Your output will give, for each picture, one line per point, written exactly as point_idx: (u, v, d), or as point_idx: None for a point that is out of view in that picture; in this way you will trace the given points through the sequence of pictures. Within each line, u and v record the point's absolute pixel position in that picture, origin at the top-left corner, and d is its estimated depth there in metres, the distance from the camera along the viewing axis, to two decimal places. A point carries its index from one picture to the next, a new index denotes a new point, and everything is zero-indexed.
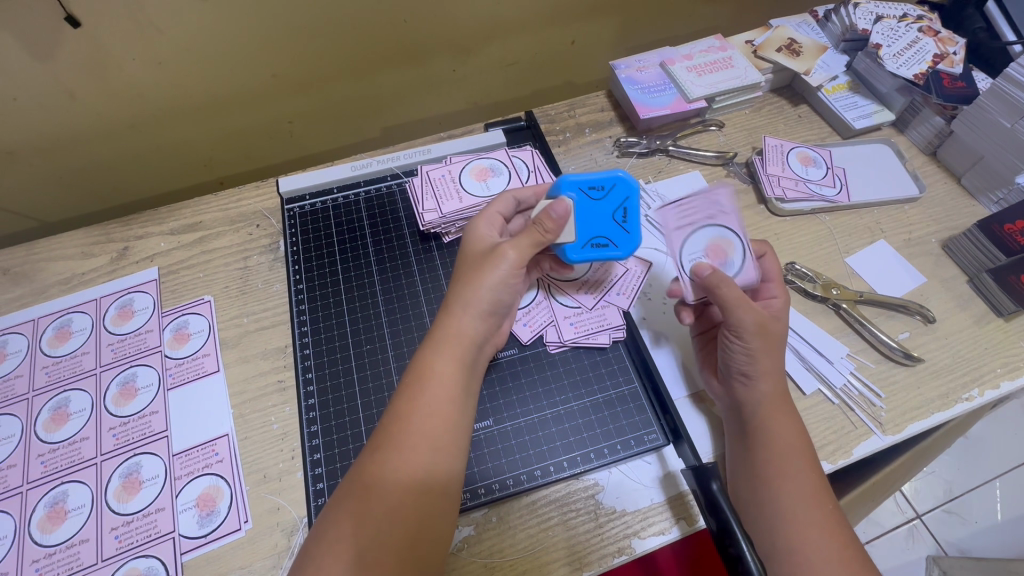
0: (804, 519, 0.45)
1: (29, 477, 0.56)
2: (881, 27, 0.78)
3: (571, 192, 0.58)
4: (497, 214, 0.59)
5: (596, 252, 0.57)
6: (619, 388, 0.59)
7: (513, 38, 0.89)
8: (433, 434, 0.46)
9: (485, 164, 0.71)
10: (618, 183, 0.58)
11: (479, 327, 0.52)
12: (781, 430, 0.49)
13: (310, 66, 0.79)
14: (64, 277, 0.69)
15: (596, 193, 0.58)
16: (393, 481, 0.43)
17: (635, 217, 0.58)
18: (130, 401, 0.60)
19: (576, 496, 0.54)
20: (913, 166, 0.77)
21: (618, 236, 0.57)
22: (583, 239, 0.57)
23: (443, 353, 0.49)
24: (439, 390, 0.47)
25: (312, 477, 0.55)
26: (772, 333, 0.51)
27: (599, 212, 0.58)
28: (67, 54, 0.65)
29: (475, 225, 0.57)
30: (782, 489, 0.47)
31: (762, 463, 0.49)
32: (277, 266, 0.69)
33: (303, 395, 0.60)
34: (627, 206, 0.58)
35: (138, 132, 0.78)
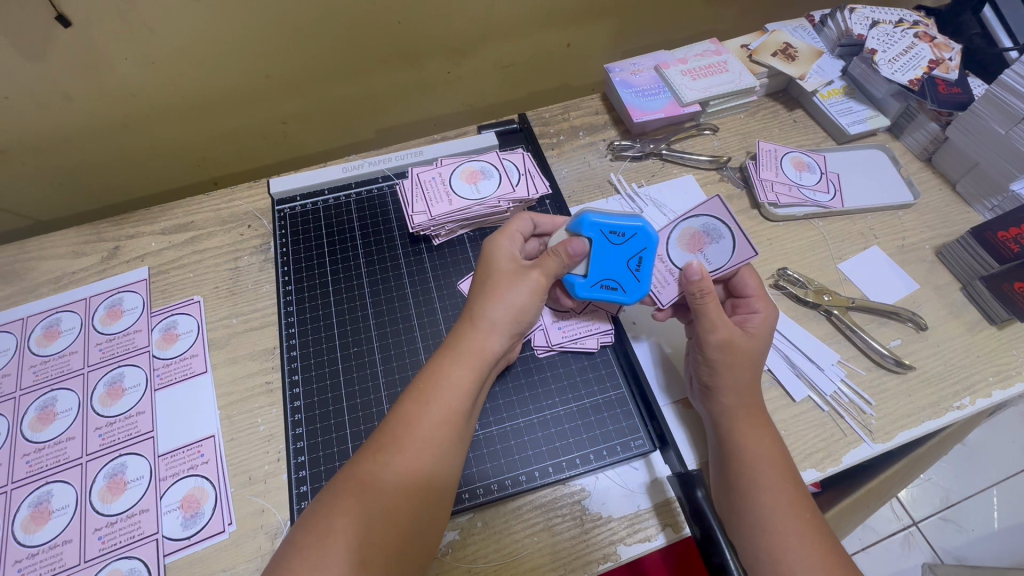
0: (784, 530, 0.44)
1: (14, 477, 0.56)
2: (877, 32, 0.78)
3: (591, 232, 0.55)
4: (518, 233, 0.58)
5: (601, 292, 0.57)
6: (606, 393, 0.58)
7: (508, 41, 0.89)
8: (434, 437, 0.45)
9: (476, 165, 0.71)
10: (642, 232, 0.56)
11: (504, 344, 0.52)
12: (759, 441, 0.49)
13: (304, 67, 0.79)
14: (55, 275, 0.69)
15: (617, 238, 0.56)
16: (392, 482, 0.43)
17: (648, 268, 0.57)
18: (117, 401, 0.60)
19: (561, 502, 0.54)
20: (908, 172, 0.77)
21: (628, 282, 0.57)
22: (594, 278, 0.57)
23: (460, 363, 0.49)
24: (450, 398, 0.47)
25: (295, 480, 0.55)
26: (745, 344, 0.51)
27: (615, 256, 0.56)
28: (59, 53, 0.65)
29: (496, 242, 0.56)
30: (757, 500, 0.46)
31: (731, 472, 0.48)
32: (267, 267, 0.69)
33: (289, 397, 0.60)
34: (643, 256, 0.57)
35: (130, 132, 0.78)
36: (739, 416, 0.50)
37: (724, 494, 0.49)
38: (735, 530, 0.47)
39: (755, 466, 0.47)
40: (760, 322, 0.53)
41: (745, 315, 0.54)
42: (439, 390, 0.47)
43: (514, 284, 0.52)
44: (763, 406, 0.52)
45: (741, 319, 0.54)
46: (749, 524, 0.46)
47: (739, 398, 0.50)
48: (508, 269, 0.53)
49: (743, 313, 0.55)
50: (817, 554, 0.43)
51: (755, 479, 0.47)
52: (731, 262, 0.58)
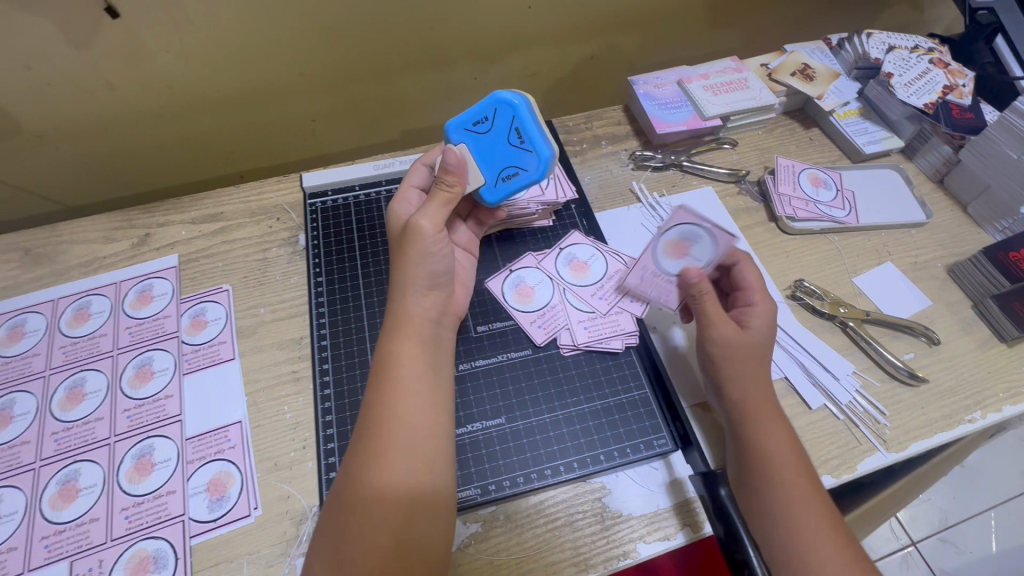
0: (806, 518, 0.45)
1: (42, 454, 0.56)
2: (893, 57, 0.81)
3: (462, 136, 0.61)
4: (412, 188, 0.62)
5: (509, 182, 0.59)
6: (630, 393, 0.58)
7: (533, 50, 0.91)
8: (411, 415, 0.48)
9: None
10: (499, 106, 0.59)
11: (428, 303, 0.54)
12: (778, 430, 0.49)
13: (336, 66, 0.81)
14: (86, 259, 0.70)
15: (482, 127, 0.60)
16: (391, 464, 0.46)
17: (527, 133, 0.58)
18: (145, 384, 0.61)
19: (583, 498, 0.54)
20: (921, 192, 0.79)
21: (522, 159, 0.59)
22: (492, 176, 0.60)
23: (401, 339, 0.52)
24: (412, 373, 0.50)
25: (326, 466, 0.56)
26: (749, 338, 0.53)
27: (492, 142, 0.60)
28: (103, 43, 0.67)
29: (394, 208, 0.61)
30: (780, 486, 0.47)
31: (748, 461, 0.49)
32: (296, 259, 0.71)
33: (319, 385, 0.60)
34: (517, 125, 0.59)
35: (163, 123, 0.80)
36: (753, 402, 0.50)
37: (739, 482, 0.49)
38: (755, 520, 0.47)
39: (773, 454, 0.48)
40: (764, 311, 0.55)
41: (743, 308, 0.56)
42: (398, 374, 0.50)
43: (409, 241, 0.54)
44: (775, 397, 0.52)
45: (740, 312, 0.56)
46: (770, 511, 0.46)
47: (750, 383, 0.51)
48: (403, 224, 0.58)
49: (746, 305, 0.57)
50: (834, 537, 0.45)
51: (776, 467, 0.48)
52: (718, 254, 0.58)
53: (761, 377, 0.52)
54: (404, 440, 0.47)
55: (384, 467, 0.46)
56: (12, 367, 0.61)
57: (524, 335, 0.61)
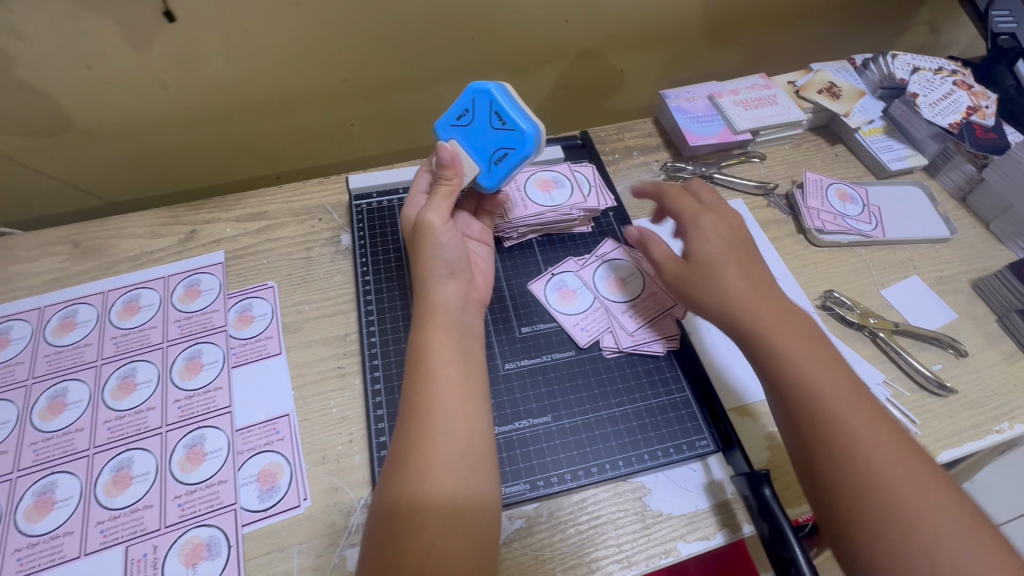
0: (880, 452, 0.43)
1: (96, 441, 0.57)
2: (918, 77, 0.83)
3: (451, 132, 0.62)
4: (419, 192, 0.63)
5: (503, 161, 0.58)
6: (671, 395, 0.59)
7: (567, 63, 0.94)
8: (453, 395, 0.50)
9: (548, 175, 0.74)
10: (477, 95, 0.60)
11: (454, 293, 0.56)
12: (822, 367, 0.48)
13: (379, 73, 0.84)
14: (134, 253, 0.72)
15: (466, 118, 0.61)
16: (441, 441, 0.47)
17: (506, 113, 0.58)
18: (195, 376, 0.62)
19: (624, 497, 0.55)
20: (945, 209, 0.81)
21: (509, 138, 0.58)
22: (485, 162, 0.59)
23: (427, 324, 0.53)
24: (449, 355, 0.52)
25: (378, 458, 0.57)
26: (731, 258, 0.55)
27: (478, 130, 0.60)
28: (162, 45, 0.69)
29: (405, 212, 0.63)
30: (842, 422, 0.44)
31: (799, 409, 0.46)
32: (339, 259, 0.73)
33: (369, 377, 0.62)
34: (496, 109, 0.59)
35: (209, 123, 0.82)
36: (786, 342, 0.49)
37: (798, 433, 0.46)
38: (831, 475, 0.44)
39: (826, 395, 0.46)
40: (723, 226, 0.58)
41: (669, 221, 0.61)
42: (438, 356, 0.51)
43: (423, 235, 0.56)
44: (793, 313, 0.52)
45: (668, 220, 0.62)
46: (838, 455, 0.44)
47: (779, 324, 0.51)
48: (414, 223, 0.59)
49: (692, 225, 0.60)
50: (918, 467, 0.42)
51: (830, 406, 0.45)
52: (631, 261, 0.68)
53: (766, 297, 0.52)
54: (449, 419, 0.48)
55: (431, 444, 0.47)
56: (64, 357, 0.63)
57: (567, 337, 0.62)
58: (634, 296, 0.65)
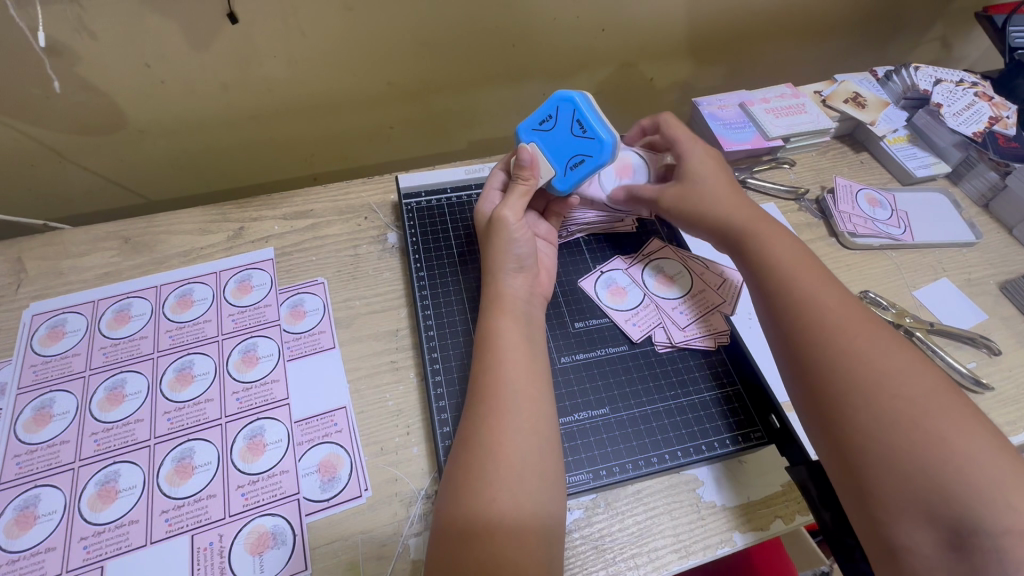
0: (916, 402, 0.45)
1: (157, 432, 0.58)
2: (941, 88, 0.87)
3: (532, 136, 0.65)
4: (494, 188, 0.66)
5: (577, 167, 0.62)
6: (723, 388, 0.61)
7: (601, 71, 0.96)
8: (518, 378, 0.52)
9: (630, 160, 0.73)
10: (561, 103, 0.63)
11: (519, 286, 0.59)
12: (849, 329, 0.51)
13: (422, 78, 0.86)
14: (184, 249, 0.73)
15: (548, 124, 0.64)
16: (508, 422, 0.49)
17: (588, 123, 0.61)
18: (251, 368, 0.63)
19: (680, 488, 0.56)
20: (969, 215, 0.84)
21: (587, 146, 0.61)
22: (562, 166, 0.63)
23: (493, 310, 0.56)
24: (513, 342, 0.54)
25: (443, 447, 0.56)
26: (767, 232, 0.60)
27: (559, 136, 0.63)
28: (221, 46, 0.71)
29: (479, 207, 0.65)
30: (886, 377, 0.46)
31: (841, 363, 0.48)
32: (386, 257, 0.74)
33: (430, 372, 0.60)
34: (578, 117, 0.62)
35: (256, 124, 0.84)
36: (811, 310, 0.53)
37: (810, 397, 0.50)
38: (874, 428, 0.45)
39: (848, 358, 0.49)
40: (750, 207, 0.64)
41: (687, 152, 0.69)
42: (504, 343, 0.54)
43: (499, 230, 0.59)
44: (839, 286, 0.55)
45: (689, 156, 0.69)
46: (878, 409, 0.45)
47: (808, 292, 0.54)
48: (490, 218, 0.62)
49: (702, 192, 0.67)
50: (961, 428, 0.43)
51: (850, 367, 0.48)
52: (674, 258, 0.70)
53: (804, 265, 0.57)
54: (518, 402, 0.50)
55: (500, 422, 0.48)
56: (120, 349, 0.63)
57: (620, 332, 0.64)
58: (682, 295, 0.67)
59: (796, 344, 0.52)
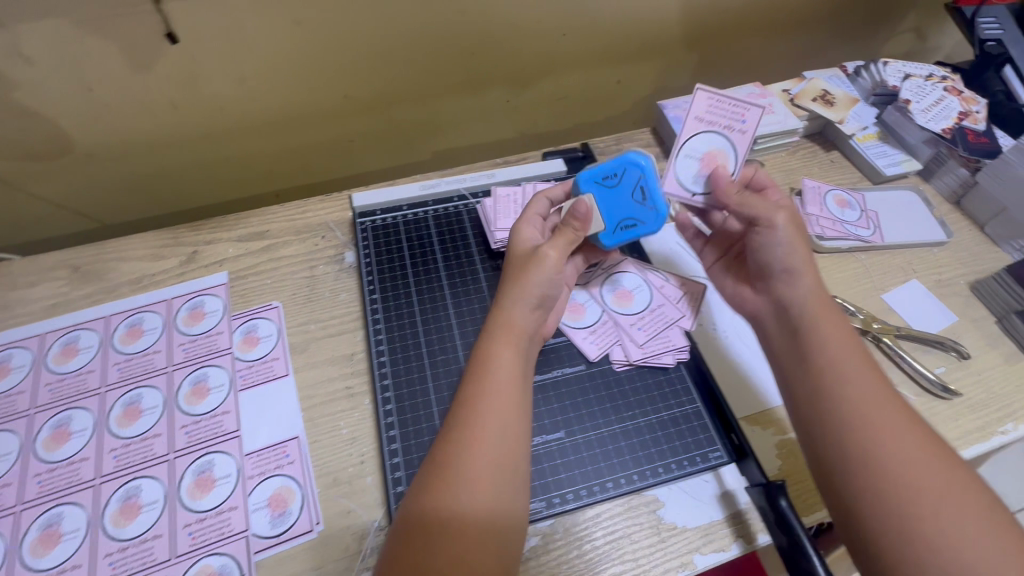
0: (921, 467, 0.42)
1: (102, 471, 0.56)
2: (910, 84, 0.85)
3: (590, 187, 0.62)
4: (536, 215, 0.63)
5: (626, 233, 0.61)
6: (683, 407, 0.59)
7: (566, 75, 0.94)
8: (506, 404, 0.49)
9: (718, 145, 0.64)
10: (630, 165, 0.60)
11: (529, 318, 0.56)
12: (852, 375, 0.47)
13: (378, 91, 0.84)
14: (136, 276, 0.71)
15: (610, 182, 0.61)
16: (489, 451, 0.47)
17: (653, 192, 0.60)
18: (202, 400, 0.61)
19: (638, 511, 0.55)
20: (940, 213, 0.83)
21: (644, 213, 0.61)
22: (613, 225, 0.62)
23: (498, 341, 0.53)
24: (508, 366, 0.52)
25: (392, 480, 0.55)
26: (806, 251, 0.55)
27: (618, 197, 0.61)
28: (162, 67, 0.69)
29: (518, 229, 0.61)
30: (889, 436, 0.43)
31: (847, 416, 0.45)
32: (343, 277, 0.72)
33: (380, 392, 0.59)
34: (643, 184, 0.60)
35: (209, 143, 0.82)
36: (821, 355, 0.49)
37: (803, 444, 0.48)
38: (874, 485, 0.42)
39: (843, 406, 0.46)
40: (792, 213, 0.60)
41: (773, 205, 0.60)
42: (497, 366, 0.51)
43: (531, 264, 0.56)
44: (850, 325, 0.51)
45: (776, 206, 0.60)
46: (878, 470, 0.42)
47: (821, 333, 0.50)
48: (529, 250, 0.59)
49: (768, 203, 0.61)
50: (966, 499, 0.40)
51: (843, 416, 0.45)
52: (633, 271, 0.68)
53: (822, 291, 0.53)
54: (505, 432, 0.48)
55: (481, 452, 0.46)
56: (67, 384, 0.62)
57: (578, 351, 0.62)
58: (641, 309, 0.65)
59: (796, 386, 0.50)
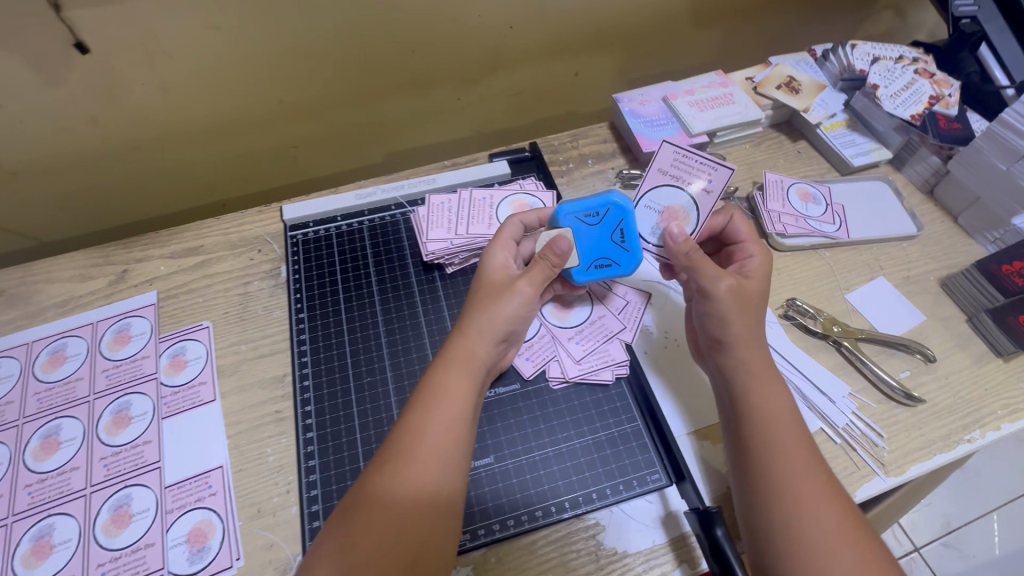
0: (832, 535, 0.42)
1: (15, 509, 0.54)
2: (879, 67, 0.80)
3: (568, 220, 0.59)
4: (510, 239, 0.59)
5: (599, 273, 0.59)
6: (621, 426, 0.57)
7: (518, 69, 0.90)
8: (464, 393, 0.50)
9: (681, 202, 0.63)
10: (613, 206, 0.58)
11: (493, 351, 0.53)
12: (779, 437, 0.47)
13: (316, 93, 0.80)
14: (62, 298, 0.68)
15: (592, 220, 0.58)
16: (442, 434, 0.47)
17: (633, 237, 0.58)
18: (123, 430, 0.59)
19: (576, 537, 0.52)
20: (911, 204, 0.78)
21: (620, 255, 0.59)
22: (587, 262, 0.59)
23: (454, 370, 0.51)
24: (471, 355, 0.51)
25: (308, 515, 0.54)
26: (748, 298, 0.53)
27: (597, 235, 0.58)
28: (76, 78, 0.65)
29: (491, 252, 0.58)
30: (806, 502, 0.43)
31: (767, 480, 0.45)
32: (278, 293, 0.69)
33: (301, 428, 0.58)
34: (624, 228, 0.58)
35: (142, 155, 0.78)
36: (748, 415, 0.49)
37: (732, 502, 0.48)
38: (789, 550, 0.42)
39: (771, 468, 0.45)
40: (757, 264, 0.56)
41: (743, 260, 0.57)
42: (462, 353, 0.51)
43: (502, 296, 0.53)
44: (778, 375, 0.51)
45: (740, 264, 0.57)
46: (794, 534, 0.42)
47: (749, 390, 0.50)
48: (501, 280, 0.55)
49: (739, 259, 0.58)
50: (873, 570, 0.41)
51: (768, 479, 0.45)
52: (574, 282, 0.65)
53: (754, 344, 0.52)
54: (459, 420, 0.48)
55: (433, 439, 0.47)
56: None
57: (512, 368, 0.59)
58: (580, 322, 0.62)
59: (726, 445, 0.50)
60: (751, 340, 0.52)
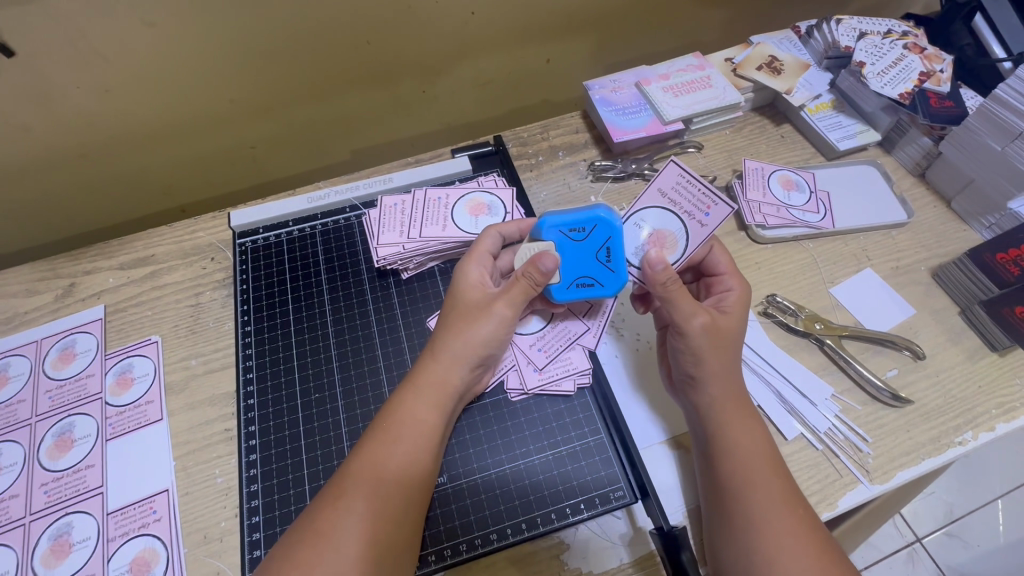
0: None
1: None
2: (864, 44, 0.74)
3: (552, 234, 0.53)
4: (487, 253, 0.55)
5: (580, 292, 0.54)
6: (584, 439, 0.54)
7: (484, 58, 0.85)
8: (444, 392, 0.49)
9: (671, 227, 0.57)
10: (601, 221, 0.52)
11: (466, 377, 0.51)
12: (754, 477, 0.45)
13: (269, 91, 0.76)
14: (5, 315, 0.65)
15: (577, 235, 0.53)
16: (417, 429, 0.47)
17: (620, 257, 0.53)
18: (65, 454, 0.56)
19: (538, 557, 0.49)
20: (901, 189, 0.74)
21: (603, 275, 0.53)
22: (568, 280, 0.54)
23: (423, 395, 0.49)
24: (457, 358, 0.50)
25: (249, 543, 0.51)
26: (728, 327, 0.50)
27: (581, 252, 0.53)
28: (6, 84, 0.62)
29: (464, 266, 0.54)
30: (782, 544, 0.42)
31: (744, 521, 0.44)
32: (230, 303, 0.65)
33: (244, 449, 0.56)
34: (611, 246, 0.53)
35: (90, 162, 0.75)
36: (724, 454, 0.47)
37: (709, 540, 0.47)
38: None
39: (746, 508, 0.44)
40: (735, 299, 0.52)
41: (720, 294, 0.54)
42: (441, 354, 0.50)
43: (478, 316, 0.50)
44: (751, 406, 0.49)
45: (717, 299, 0.53)
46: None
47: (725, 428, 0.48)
48: (476, 297, 0.52)
49: (717, 292, 0.55)
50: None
51: (746, 520, 0.44)
52: None
53: (729, 378, 0.49)
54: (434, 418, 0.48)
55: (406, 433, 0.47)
56: None
57: None
58: (541, 327, 0.59)
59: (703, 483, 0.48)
60: (726, 376, 0.49)
